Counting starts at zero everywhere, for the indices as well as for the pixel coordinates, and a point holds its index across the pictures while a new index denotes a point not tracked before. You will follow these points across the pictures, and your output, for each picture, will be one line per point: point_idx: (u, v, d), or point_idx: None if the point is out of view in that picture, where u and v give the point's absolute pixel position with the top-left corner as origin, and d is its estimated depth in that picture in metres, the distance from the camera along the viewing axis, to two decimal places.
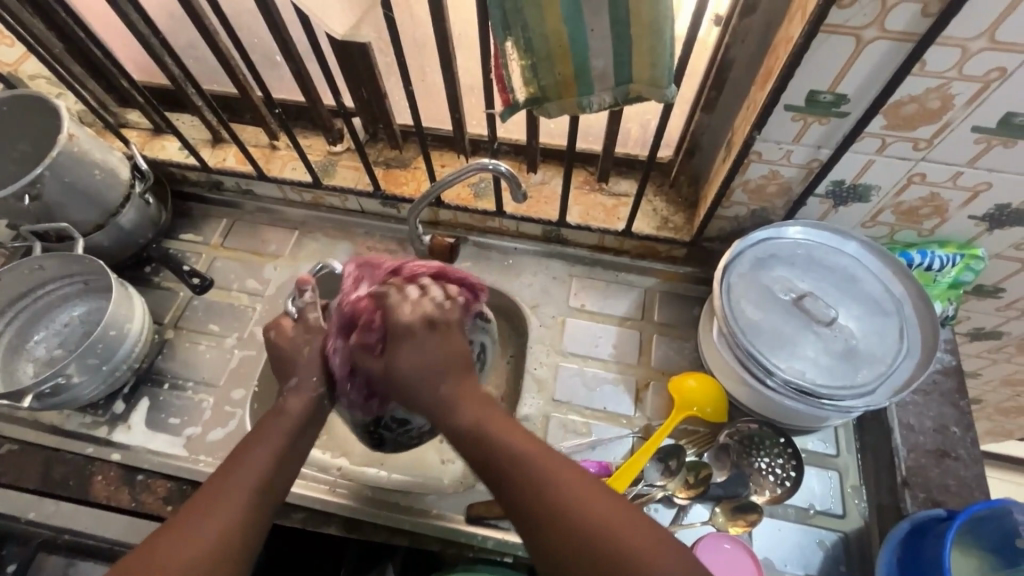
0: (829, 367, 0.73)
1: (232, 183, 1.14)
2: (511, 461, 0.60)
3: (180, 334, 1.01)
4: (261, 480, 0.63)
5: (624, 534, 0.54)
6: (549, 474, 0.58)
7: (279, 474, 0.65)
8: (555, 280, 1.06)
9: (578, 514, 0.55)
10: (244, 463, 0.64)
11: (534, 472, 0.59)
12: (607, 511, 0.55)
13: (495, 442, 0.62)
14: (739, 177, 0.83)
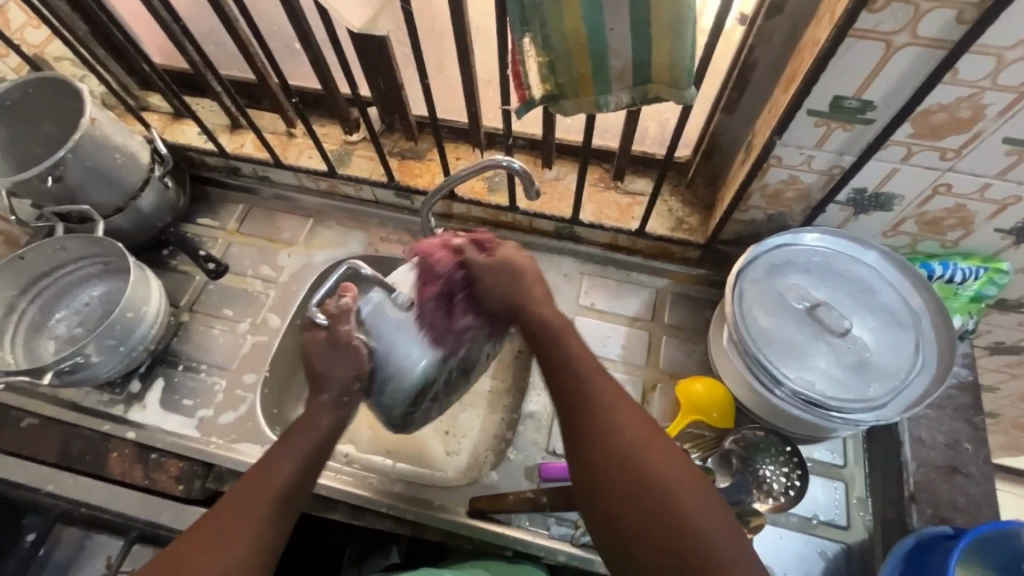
0: (839, 379, 0.72)
1: (249, 169, 1.15)
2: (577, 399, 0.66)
3: (195, 317, 1.03)
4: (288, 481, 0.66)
5: (665, 485, 0.57)
6: (608, 415, 0.63)
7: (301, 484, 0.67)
8: (566, 277, 1.05)
9: (629, 453, 0.60)
10: (270, 467, 0.66)
11: (596, 410, 0.64)
12: (655, 458, 0.59)
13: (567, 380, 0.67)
14: (757, 182, 0.81)
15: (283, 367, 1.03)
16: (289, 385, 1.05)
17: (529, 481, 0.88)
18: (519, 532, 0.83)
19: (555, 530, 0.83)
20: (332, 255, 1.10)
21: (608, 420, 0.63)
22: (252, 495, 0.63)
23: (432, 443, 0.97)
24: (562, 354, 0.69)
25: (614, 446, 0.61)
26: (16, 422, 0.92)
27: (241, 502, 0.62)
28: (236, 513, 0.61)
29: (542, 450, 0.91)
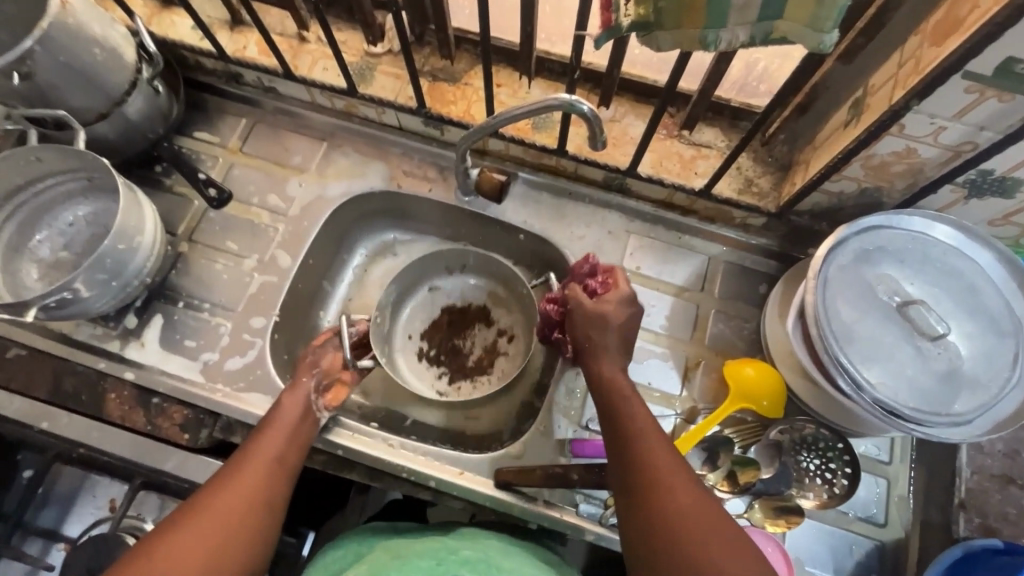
0: (924, 389, 0.64)
1: (252, 77, 0.99)
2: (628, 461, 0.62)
3: (195, 249, 0.93)
4: (280, 458, 0.67)
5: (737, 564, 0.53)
6: (674, 480, 0.58)
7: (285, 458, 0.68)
8: (611, 235, 0.94)
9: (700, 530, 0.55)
10: (261, 443, 0.67)
11: (649, 476, 0.60)
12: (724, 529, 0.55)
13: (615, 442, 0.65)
14: (862, 151, 0.69)
15: (293, 310, 0.94)
16: (300, 329, 0.97)
17: (559, 456, 0.83)
18: (545, 507, 0.79)
19: (583, 508, 0.80)
20: (348, 188, 0.97)
21: (671, 486, 0.58)
22: (242, 472, 0.63)
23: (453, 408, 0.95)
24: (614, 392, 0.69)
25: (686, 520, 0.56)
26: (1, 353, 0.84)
27: (228, 477, 0.62)
28: (223, 485, 0.61)
29: (574, 425, 0.85)
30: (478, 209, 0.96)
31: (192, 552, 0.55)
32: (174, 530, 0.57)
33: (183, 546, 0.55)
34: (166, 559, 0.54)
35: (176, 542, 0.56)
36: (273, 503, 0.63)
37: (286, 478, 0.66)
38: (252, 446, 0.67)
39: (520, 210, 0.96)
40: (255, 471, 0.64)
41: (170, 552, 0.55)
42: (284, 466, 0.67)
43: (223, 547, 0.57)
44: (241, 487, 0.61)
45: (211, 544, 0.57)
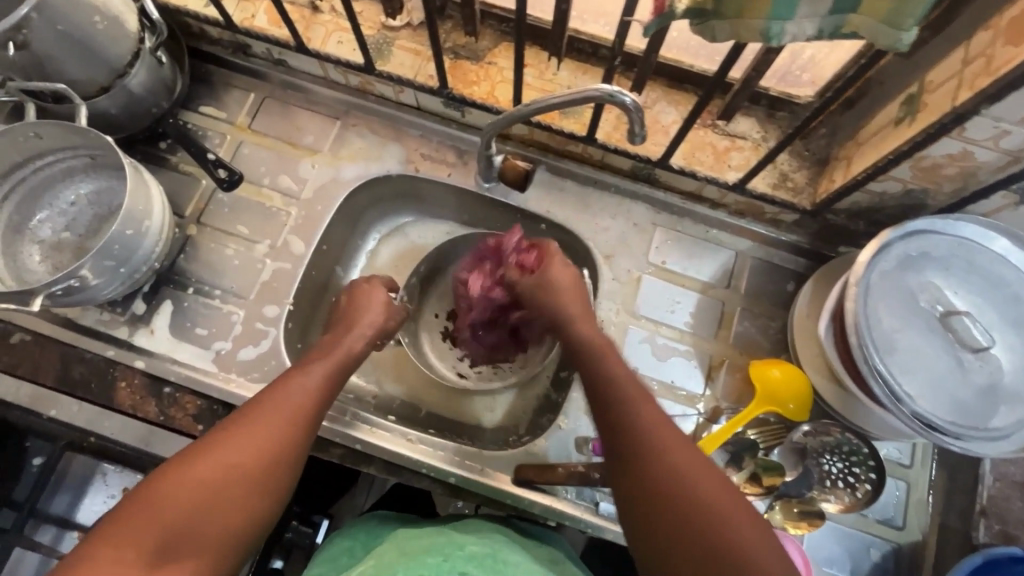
0: (965, 403, 0.63)
1: (261, 49, 0.93)
2: (637, 428, 0.60)
3: (204, 232, 0.89)
4: (306, 398, 0.64)
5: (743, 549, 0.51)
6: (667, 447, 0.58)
7: (320, 402, 0.65)
8: (636, 227, 0.91)
9: (706, 508, 0.53)
10: (294, 378, 0.65)
11: (657, 447, 0.58)
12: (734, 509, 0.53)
13: (615, 406, 0.62)
14: (915, 152, 0.65)
15: (307, 298, 0.92)
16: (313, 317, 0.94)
17: (579, 454, 0.82)
18: (567, 506, 0.78)
19: (604, 506, 0.79)
20: (363, 171, 0.93)
21: (680, 464, 0.56)
22: (262, 417, 0.61)
23: (471, 400, 0.94)
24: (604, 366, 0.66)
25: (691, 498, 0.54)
26: (4, 338, 0.81)
27: (248, 419, 0.60)
28: (242, 428, 0.59)
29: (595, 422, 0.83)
30: (499, 196, 0.92)
31: (209, 482, 0.55)
32: (187, 464, 0.55)
33: (195, 482, 0.54)
34: (187, 487, 0.54)
35: (188, 476, 0.55)
36: (293, 454, 0.61)
37: (309, 429, 0.63)
38: (278, 386, 0.64)
39: (543, 198, 0.92)
40: (275, 417, 0.61)
41: (182, 487, 0.54)
42: (310, 413, 0.63)
43: (234, 491, 0.56)
44: (259, 435, 0.59)
45: (221, 487, 0.55)
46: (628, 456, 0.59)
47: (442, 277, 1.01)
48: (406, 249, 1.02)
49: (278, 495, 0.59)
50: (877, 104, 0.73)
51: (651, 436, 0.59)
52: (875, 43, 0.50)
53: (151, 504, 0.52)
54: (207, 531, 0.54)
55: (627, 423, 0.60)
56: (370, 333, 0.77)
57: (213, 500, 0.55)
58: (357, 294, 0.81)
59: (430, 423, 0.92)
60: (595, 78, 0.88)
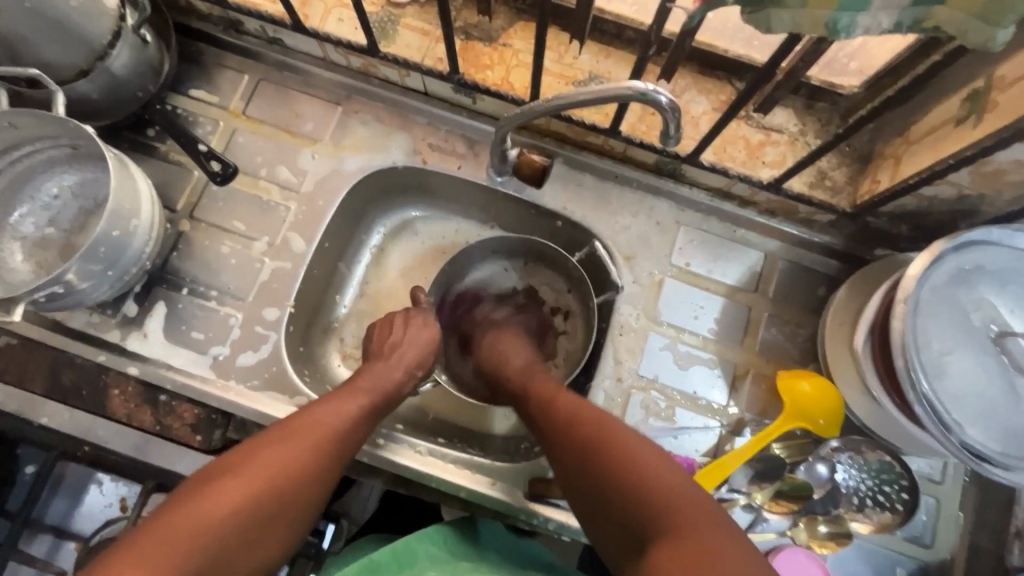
0: (1019, 433, 0.59)
1: (255, 26, 0.85)
2: (579, 424, 0.63)
3: (198, 228, 0.83)
4: (341, 424, 0.66)
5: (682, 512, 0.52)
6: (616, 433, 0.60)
7: (355, 427, 0.67)
8: (659, 226, 0.85)
9: (647, 478, 0.55)
10: (331, 402, 0.67)
11: (628, 445, 0.58)
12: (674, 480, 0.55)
13: (557, 415, 0.66)
14: (978, 157, 0.59)
15: (307, 298, 0.87)
16: (313, 318, 0.89)
17: None
18: None
19: None
20: (367, 162, 0.87)
21: (621, 445, 0.59)
22: (292, 437, 0.62)
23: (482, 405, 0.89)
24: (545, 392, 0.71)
25: (625, 469, 0.56)
26: None
27: (279, 439, 0.61)
28: (273, 447, 0.60)
29: None
30: (512, 190, 0.86)
31: (239, 489, 0.56)
32: (221, 480, 0.56)
33: (228, 499, 0.55)
34: (222, 497, 0.55)
35: (221, 493, 0.55)
36: (321, 479, 0.62)
37: (338, 454, 0.64)
38: (308, 411, 0.65)
39: (559, 194, 0.86)
40: (305, 440, 0.62)
41: (215, 503, 0.54)
42: (338, 438, 0.65)
43: (264, 511, 0.57)
44: (289, 456, 0.60)
45: (253, 504, 0.56)
46: (574, 449, 0.62)
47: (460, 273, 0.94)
48: (411, 244, 0.96)
49: (301, 518, 0.61)
50: (932, 98, 0.67)
51: (590, 428, 0.62)
52: (963, 39, 0.45)
53: (184, 523, 0.52)
54: (236, 551, 0.54)
55: (570, 419, 0.65)
56: (410, 363, 0.77)
57: (244, 519, 0.55)
58: (388, 326, 0.81)
59: (440, 430, 0.88)
60: (619, 62, 0.80)
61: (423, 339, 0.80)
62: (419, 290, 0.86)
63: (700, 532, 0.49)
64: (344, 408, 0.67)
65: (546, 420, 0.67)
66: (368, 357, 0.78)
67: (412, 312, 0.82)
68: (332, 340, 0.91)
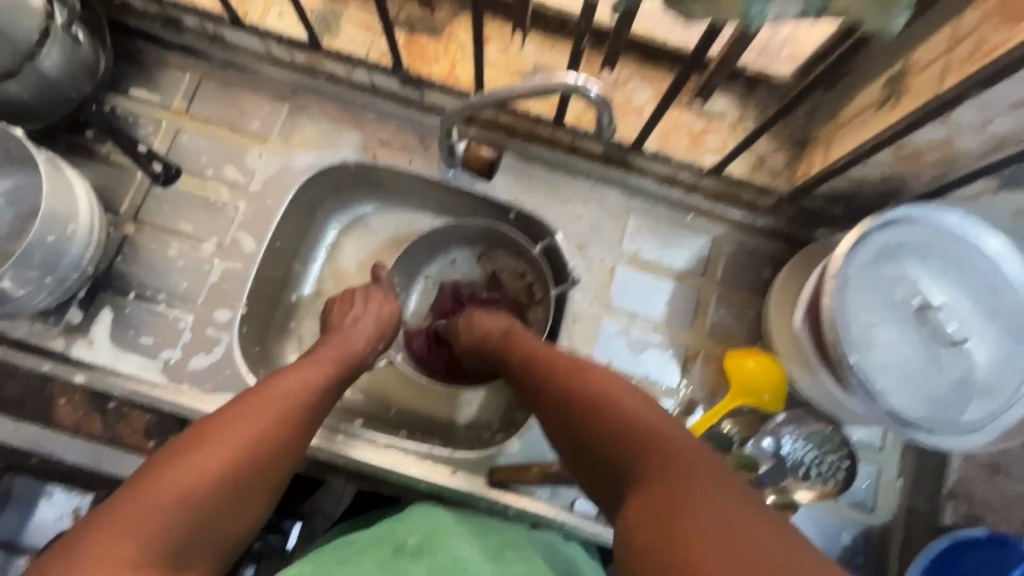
0: (938, 398, 0.62)
1: (194, 23, 0.84)
2: (548, 378, 0.65)
3: (143, 231, 0.81)
4: (309, 399, 0.65)
5: (651, 439, 0.52)
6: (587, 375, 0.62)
7: (321, 401, 0.67)
8: (609, 214, 0.87)
9: (616, 416, 0.56)
10: (299, 375, 0.66)
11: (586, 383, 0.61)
12: (639, 409, 0.56)
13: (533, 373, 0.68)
14: (898, 139, 0.62)
15: (260, 298, 0.86)
16: (268, 318, 0.88)
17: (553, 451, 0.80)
18: (541, 506, 0.77)
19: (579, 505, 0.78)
20: (317, 159, 0.86)
21: (592, 390, 0.60)
22: (258, 410, 0.60)
23: (443, 398, 0.90)
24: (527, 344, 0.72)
25: (592, 412, 0.57)
26: None
27: (245, 412, 0.60)
28: (240, 420, 0.59)
29: None
30: (463, 184, 0.87)
31: (211, 459, 0.54)
32: (187, 454, 0.54)
33: (196, 471, 0.53)
34: (190, 470, 0.53)
35: (189, 465, 0.53)
36: (289, 450, 0.61)
37: (304, 425, 0.64)
38: (272, 383, 0.64)
39: (511, 186, 0.87)
40: (272, 412, 0.61)
41: (186, 474, 0.53)
42: (306, 408, 0.64)
43: (239, 481, 0.56)
44: (257, 428, 0.59)
45: (224, 476, 0.54)
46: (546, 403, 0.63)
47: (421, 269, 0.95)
48: (368, 240, 0.96)
49: (272, 488, 0.60)
50: (858, 83, 0.70)
51: (557, 381, 0.64)
52: (863, 25, 0.47)
53: (152, 497, 0.50)
54: (207, 524, 0.53)
55: (540, 377, 0.66)
56: (372, 337, 0.77)
57: (215, 490, 0.53)
58: (349, 300, 0.80)
59: (401, 426, 0.88)
60: (564, 53, 0.81)
61: (383, 315, 0.80)
62: (379, 268, 0.86)
63: (675, 453, 0.50)
64: (310, 380, 0.67)
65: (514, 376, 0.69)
66: (329, 331, 0.77)
67: (372, 288, 0.82)
68: (290, 339, 0.91)
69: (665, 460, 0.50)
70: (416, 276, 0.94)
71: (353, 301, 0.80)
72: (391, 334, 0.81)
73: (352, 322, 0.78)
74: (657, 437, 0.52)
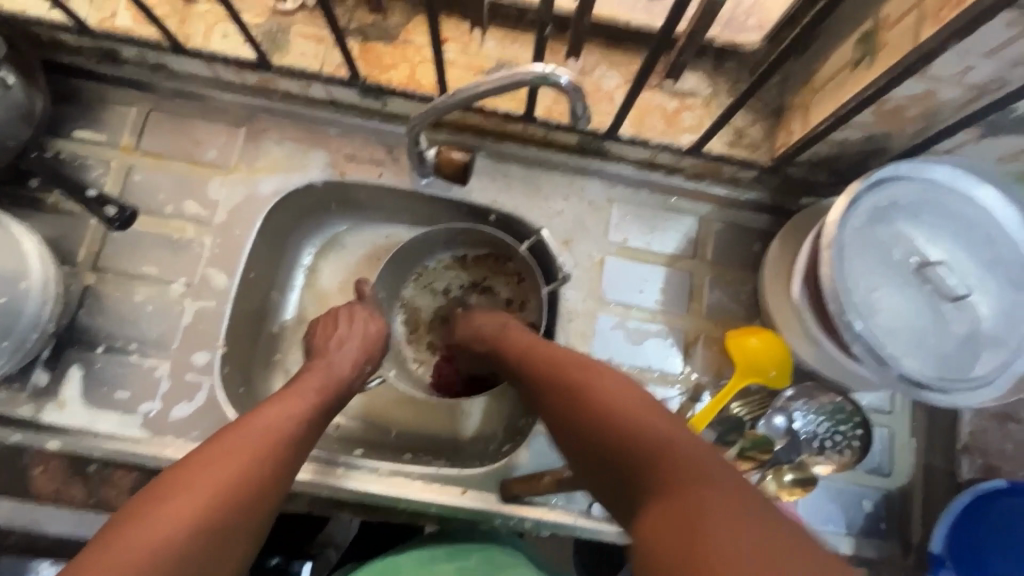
0: (947, 356, 0.61)
1: (134, 53, 0.79)
2: (559, 376, 0.60)
3: (105, 279, 0.77)
4: (295, 431, 0.61)
5: (677, 464, 0.47)
6: (597, 374, 0.58)
7: (305, 432, 0.62)
8: (591, 205, 0.84)
9: (637, 428, 0.51)
10: (281, 405, 0.62)
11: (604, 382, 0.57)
12: (665, 425, 0.51)
13: (540, 367, 0.63)
14: (878, 98, 0.61)
15: (240, 334, 0.81)
16: (251, 353, 0.84)
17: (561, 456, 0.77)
18: (559, 514, 0.74)
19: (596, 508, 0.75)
20: (283, 183, 0.82)
21: (608, 397, 0.55)
22: (238, 447, 0.55)
23: (444, 414, 0.87)
24: (525, 348, 0.67)
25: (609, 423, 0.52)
26: None
27: (223, 450, 0.55)
28: (220, 457, 0.54)
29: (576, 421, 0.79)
30: (438, 192, 0.83)
31: (192, 502, 0.50)
32: (165, 501, 0.50)
33: (172, 519, 0.48)
34: (168, 514, 0.49)
35: (167, 512, 0.49)
36: (275, 484, 0.56)
37: (290, 460, 0.59)
38: (253, 414, 0.60)
39: (487, 187, 0.84)
40: (253, 447, 0.56)
41: (167, 520, 0.48)
42: (290, 441, 0.60)
43: (223, 525, 0.51)
44: (238, 466, 0.54)
45: (206, 524, 0.50)
46: (556, 399, 0.59)
47: (404, 283, 0.91)
48: (345, 260, 0.92)
49: (260, 528, 0.55)
50: (830, 44, 0.68)
51: (574, 375, 0.59)
52: None
53: (125, 557, 0.46)
54: None
55: (545, 381, 0.61)
56: (359, 357, 0.74)
57: (195, 541, 0.48)
58: (333, 322, 0.77)
59: (404, 447, 0.85)
60: (526, 46, 0.78)
61: (370, 333, 0.77)
62: (363, 283, 0.82)
63: (697, 472, 0.46)
64: (292, 411, 0.62)
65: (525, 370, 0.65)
66: (312, 356, 0.74)
67: (357, 306, 0.79)
68: (277, 373, 0.87)
69: (683, 487, 0.45)
70: (400, 291, 0.91)
71: (338, 322, 0.77)
72: (379, 351, 0.77)
73: (335, 344, 0.74)
74: (683, 459, 0.48)
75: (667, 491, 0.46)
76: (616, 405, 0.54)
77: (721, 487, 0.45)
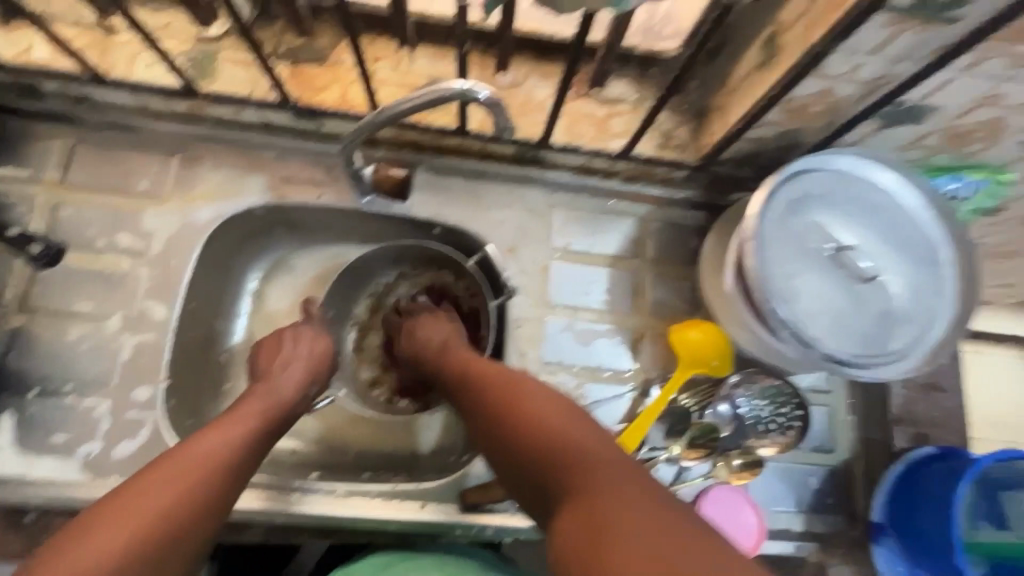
0: (863, 334, 0.65)
1: (55, 86, 0.77)
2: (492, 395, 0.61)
3: (35, 320, 0.74)
4: (235, 457, 0.59)
5: (597, 472, 0.49)
6: (528, 389, 0.60)
7: (246, 457, 0.61)
8: (533, 213, 0.86)
9: (561, 439, 0.52)
10: (219, 432, 0.61)
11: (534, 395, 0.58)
12: (589, 435, 0.53)
13: (475, 387, 0.64)
14: (782, 97, 0.65)
15: (185, 366, 0.80)
16: (198, 384, 0.82)
17: None
18: (520, 519, 0.75)
19: None
20: (220, 209, 0.81)
21: (534, 411, 0.56)
22: (170, 478, 0.54)
23: (402, 430, 0.87)
24: (462, 371, 0.68)
25: (534, 437, 0.54)
26: None
27: (153, 480, 0.53)
28: (150, 489, 0.53)
29: None
30: (380, 210, 0.84)
31: (114, 538, 0.48)
32: (87, 536, 0.48)
33: (92, 556, 0.47)
34: (89, 550, 0.47)
35: (88, 549, 0.47)
36: (211, 513, 0.55)
37: (228, 488, 0.57)
38: (191, 442, 0.58)
39: (429, 202, 0.85)
40: (186, 476, 0.55)
41: (87, 556, 0.47)
42: (229, 467, 0.58)
43: (149, 559, 0.49)
44: (169, 496, 0.52)
45: (130, 558, 0.48)
46: (487, 420, 0.60)
47: (354, 302, 0.91)
48: (293, 283, 0.91)
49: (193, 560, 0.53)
50: (739, 49, 0.73)
51: (505, 392, 0.60)
52: None
53: None
54: None
55: (478, 402, 0.63)
56: (304, 378, 0.73)
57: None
58: (277, 343, 0.76)
59: (363, 465, 0.85)
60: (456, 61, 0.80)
61: (316, 351, 0.77)
62: (310, 304, 0.82)
63: (613, 479, 0.48)
64: (231, 436, 0.61)
65: (462, 391, 0.66)
66: (256, 379, 0.73)
67: (303, 327, 0.79)
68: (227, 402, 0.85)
69: (600, 494, 0.47)
70: (351, 310, 0.91)
71: (283, 344, 0.76)
72: (325, 371, 0.77)
73: (280, 367, 0.73)
74: (601, 466, 0.49)
75: (583, 499, 0.47)
76: (542, 419, 0.55)
77: (637, 492, 0.46)
